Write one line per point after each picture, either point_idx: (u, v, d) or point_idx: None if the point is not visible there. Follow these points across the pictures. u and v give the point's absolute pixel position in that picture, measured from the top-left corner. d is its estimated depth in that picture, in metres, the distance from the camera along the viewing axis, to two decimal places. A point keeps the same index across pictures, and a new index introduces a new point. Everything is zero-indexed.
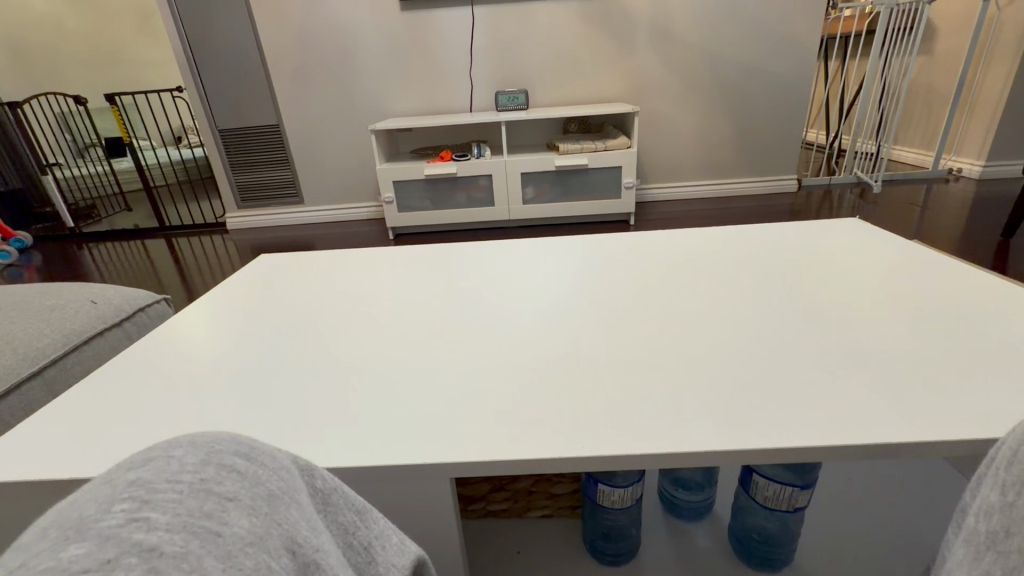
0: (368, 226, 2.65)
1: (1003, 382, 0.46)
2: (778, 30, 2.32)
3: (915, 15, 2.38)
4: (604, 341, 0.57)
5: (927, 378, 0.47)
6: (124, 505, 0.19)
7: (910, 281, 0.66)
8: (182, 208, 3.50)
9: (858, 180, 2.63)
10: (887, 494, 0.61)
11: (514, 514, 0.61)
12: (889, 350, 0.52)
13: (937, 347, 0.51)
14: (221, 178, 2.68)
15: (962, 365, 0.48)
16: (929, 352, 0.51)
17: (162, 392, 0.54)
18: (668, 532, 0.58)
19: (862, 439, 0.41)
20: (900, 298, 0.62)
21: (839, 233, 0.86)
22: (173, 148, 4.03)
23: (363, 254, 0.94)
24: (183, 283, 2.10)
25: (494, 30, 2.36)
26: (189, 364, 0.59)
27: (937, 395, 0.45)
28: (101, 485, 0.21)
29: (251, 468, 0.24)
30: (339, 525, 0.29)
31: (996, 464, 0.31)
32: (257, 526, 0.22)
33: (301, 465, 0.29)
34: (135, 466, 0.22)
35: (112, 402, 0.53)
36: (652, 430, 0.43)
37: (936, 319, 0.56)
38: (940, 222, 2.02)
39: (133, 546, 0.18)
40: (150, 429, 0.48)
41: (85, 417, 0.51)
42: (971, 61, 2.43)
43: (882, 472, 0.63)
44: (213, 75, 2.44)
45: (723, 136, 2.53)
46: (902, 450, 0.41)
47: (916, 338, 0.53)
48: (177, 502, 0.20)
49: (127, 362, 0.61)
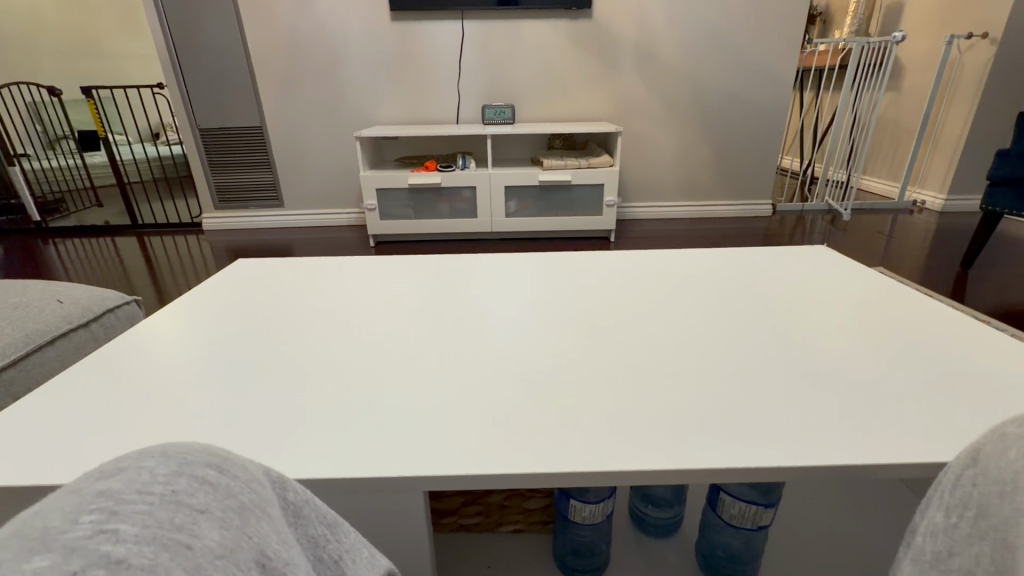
0: (348, 232, 2.63)
1: (957, 407, 0.48)
2: (757, 60, 2.41)
3: (885, 53, 2.51)
4: (583, 357, 0.58)
5: (888, 401, 0.49)
6: (92, 516, 0.19)
7: (875, 307, 0.69)
8: (157, 205, 3.42)
9: (829, 208, 2.73)
10: (847, 515, 0.63)
11: (485, 528, 0.61)
12: (855, 373, 0.54)
13: (897, 371, 0.54)
14: (199, 178, 2.63)
15: (920, 389, 0.51)
16: (890, 376, 0.53)
17: (137, 396, 0.53)
18: (636, 549, 0.59)
19: (828, 460, 0.42)
20: (863, 324, 0.65)
21: (809, 259, 0.89)
22: (150, 144, 3.94)
23: (344, 263, 0.93)
24: (154, 284, 2.05)
25: (483, 45, 2.40)
26: (160, 370, 0.58)
27: (896, 417, 0.47)
28: (67, 495, 0.21)
29: (224, 480, 0.24)
30: (310, 538, 0.29)
31: (943, 485, 0.35)
32: (229, 540, 0.22)
33: (274, 478, 0.29)
34: (103, 476, 0.22)
35: (74, 407, 0.52)
36: (630, 447, 0.44)
37: (898, 345, 0.59)
38: (905, 252, 2.10)
39: (99, 558, 0.18)
40: (122, 436, 0.47)
41: (53, 420, 0.50)
42: (932, 101, 2.58)
43: (843, 493, 0.66)
44: (196, 73, 2.41)
45: (703, 159, 2.61)
46: (866, 472, 0.43)
47: (879, 363, 0.56)
48: (147, 514, 0.20)
49: (99, 364, 0.60)
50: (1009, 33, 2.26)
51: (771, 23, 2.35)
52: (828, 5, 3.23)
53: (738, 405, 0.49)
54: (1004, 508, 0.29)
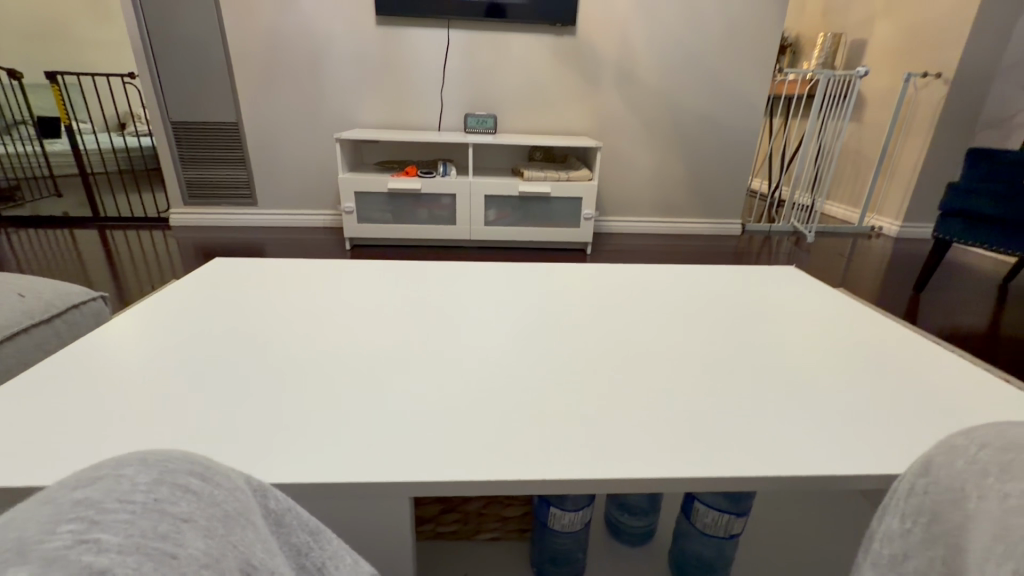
0: (324, 234, 2.59)
1: (912, 423, 0.52)
2: (731, 85, 2.51)
3: (849, 86, 2.65)
4: (565, 368, 0.59)
5: (852, 416, 0.52)
6: (72, 526, 0.19)
7: (840, 327, 0.73)
8: (121, 198, 3.29)
9: (795, 229, 2.85)
10: (811, 524, 0.66)
11: (463, 536, 0.61)
12: (819, 389, 0.57)
13: (858, 388, 0.58)
14: (168, 172, 2.55)
15: (878, 405, 0.55)
16: (852, 393, 0.57)
17: (108, 398, 0.51)
18: (611, 557, 0.60)
19: (796, 471, 0.45)
20: (827, 342, 0.68)
21: (778, 278, 0.94)
22: (116, 135, 3.79)
23: (322, 266, 0.92)
24: (116, 280, 1.97)
25: (468, 55, 2.42)
26: (130, 371, 0.56)
27: (857, 431, 0.50)
28: (42, 505, 0.20)
29: (207, 488, 0.24)
30: (292, 546, 0.29)
31: (896, 495, 0.37)
32: (213, 547, 0.22)
33: (255, 486, 0.29)
34: (81, 486, 0.21)
35: (36, 409, 0.49)
36: (611, 456, 0.45)
37: (859, 363, 0.63)
38: (864, 274, 2.21)
39: (83, 568, 0.17)
40: (95, 438, 0.45)
41: (19, 420, 0.48)
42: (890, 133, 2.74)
43: (807, 505, 0.69)
44: (171, 65, 2.34)
45: (678, 178, 2.68)
46: (830, 483, 0.45)
47: (842, 380, 0.59)
48: (129, 522, 0.20)
49: (67, 364, 0.58)
50: (960, 73, 2.43)
51: (744, 51, 2.46)
52: (797, 38, 3.40)
53: (714, 417, 0.51)
54: (955, 516, 0.32)
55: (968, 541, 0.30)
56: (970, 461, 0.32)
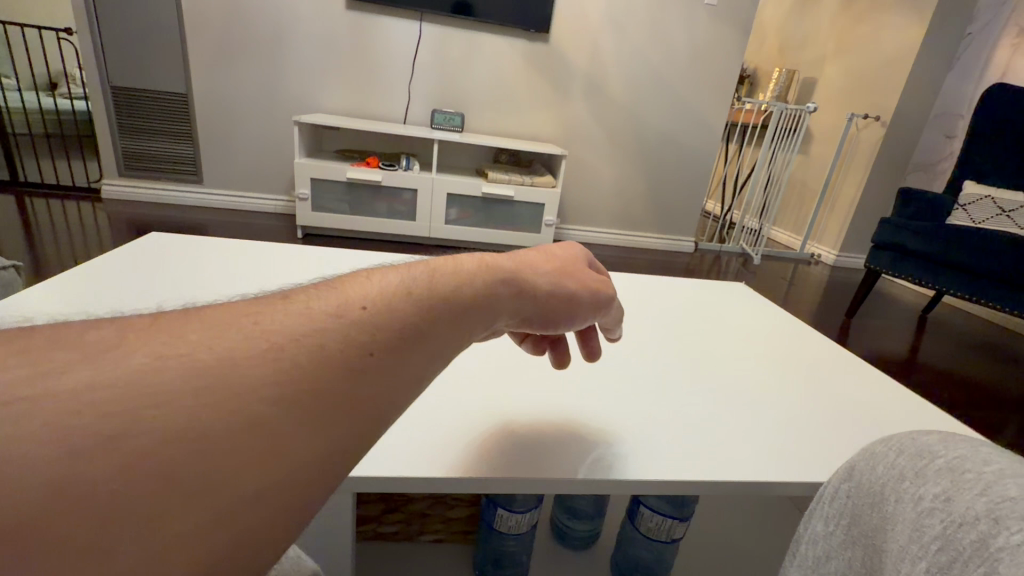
0: (274, 220, 2.47)
1: (847, 434, 0.54)
2: (692, 108, 2.61)
3: (798, 120, 2.81)
4: (521, 368, 0.58)
5: (794, 425, 0.54)
6: None
7: (785, 340, 0.75)
8: (47, 164, 3.01)
9: (743, 251, 2.98)
10: (748, 529, 0.68)
11: (405, 537, 0.59)
12: (764, 400, 0.58)
13: (798, 398, 0.60)
14: (104, 139, 2.36)
15: (815, 414, 0.57)
16: (792, 402, 0.59)
17: None
18: (557, 561, 0.59)
19: (740, 476, 0.45)
20: (772, 352, 0.71)
21: (730, 289, 0.96)
22: (47, 95, 3.47)
23: (273, 249, 0.87)
24: (32, 251, 1.79)
25: (440, 51, 2.39)
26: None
27: (798, 441, 0.52)
28: None
29: None
30: None
31: (822, 500, 0.39)
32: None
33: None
34: None
35: None
36: (560, 455, 0.44)
37: (799, 373, 0.66)
38: (803, 298, 2.35)
39: None
40: None
41: None
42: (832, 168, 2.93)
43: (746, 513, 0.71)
44: (116, 26, 2.17)
45: (637, 192, 2.76)
46: (769, 487, 0.46)
47: (784, 390, 0.61)
48: None
49: None
50: (896, 118, 2.64)
51: (708, 77, 2.56)
52: (755, 70, 3.58)
53: (663, 422, 0.51)
54: (873, 517, 0.33)
55: (883, 541, 0.32)
56: (888, 465, 0.34)
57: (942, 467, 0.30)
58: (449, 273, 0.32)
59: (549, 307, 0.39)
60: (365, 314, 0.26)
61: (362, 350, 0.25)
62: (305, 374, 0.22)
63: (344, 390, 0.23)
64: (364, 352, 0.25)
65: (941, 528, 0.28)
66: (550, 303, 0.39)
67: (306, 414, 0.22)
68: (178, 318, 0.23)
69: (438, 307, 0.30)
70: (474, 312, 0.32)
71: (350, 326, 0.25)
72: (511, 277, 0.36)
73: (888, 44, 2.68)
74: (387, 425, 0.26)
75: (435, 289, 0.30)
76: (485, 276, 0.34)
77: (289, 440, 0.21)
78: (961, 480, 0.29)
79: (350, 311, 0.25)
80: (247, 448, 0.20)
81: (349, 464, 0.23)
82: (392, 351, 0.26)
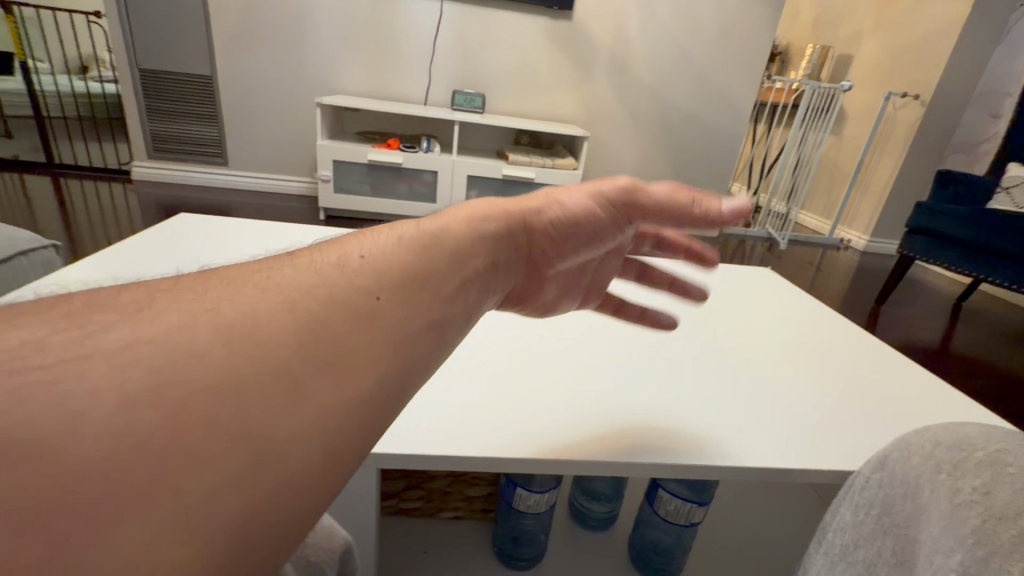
0: (297, 202, 2.50)
1: (879, 425, 0.52)
2: (720, 88, 2.53)
3: (832, 99, 2.70)
4: (542, 349, 0.58)
5: (823, 413, 0.53)
6: None
7: (811, 327, 0.73)
8: (80, 146, 3.09)
9: (768, 236, 2.91)
10: (768, 516, 0.67)
11: (426, 513, 0.60)
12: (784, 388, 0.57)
13: (827, 385, 0.59)
14: (133, 122, 2.41)
15: (844, 402, 0.56)
16: (821, 390, 0.58)
17: None
18: (576, 542, 0.60)
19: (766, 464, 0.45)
20: (802, 338, 0.69)
21: (758, 274, 0.94)
22: (79, 77, 3.55)
23: (298, 229, 0.88)
24: (68, 231, 1.86)
25: (461, 30, 2.35)
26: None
27: (816, 431, 0.51)
28: None
29: None
30: None
31: (851, 489, 0.38)
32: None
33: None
34: None
35: None
36: (583, 438, 0.45)
37: (828, 361, 0.64)
38: (830, 284, 2.29)
39: None
40: None
41: None
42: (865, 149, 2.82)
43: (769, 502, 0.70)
44: (142, 8, 2.20)
45: (661, 175, 2.70)
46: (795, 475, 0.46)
47: (813, 377, 0.60)
48: None
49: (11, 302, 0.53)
50: (937, 97, 2.52)
51: (737, 55, 2.47)
52: (787, 47, 3.44)
53: (688, 407, 0.51)
54: (906, 507, 0.33)
55: (910, 529, 0.31)
56: (924, 457, 0.33)
57: (981, 460, 0.30)
58: (438, 218, 0.33)
59: (565, 237, 0.39)
60: (365, 263, 0.26)
61: (365, 293, 0.25)
62: (315, 320, 0.23)
63: (358, 330, 0.24)
64: (369, 293, 0.25)
65: (976, 522, 0.27)
66: (564, 233, 0.39)
67: (328, 356, 0.22)
68: (212, 285, 0.23)
69: (443, 252, 0.30)
70: (475, 248, 0.32)
71: (351, 271, 0.26)
72: (511, 216, 0.36)
73: (931, 20, 2.55)
74: (410, 369, 0.26)
75: (432, 235, 0.31)
76: (478, 215, 0.35)
77: (311, 382, 0.21)
78: (1001, 474, 0.28)
79: (349, 261, 0.26)
80: (274, 399, 0.20)
81: (375, 407, 0.23)
82: (398, 292, 0.26)
